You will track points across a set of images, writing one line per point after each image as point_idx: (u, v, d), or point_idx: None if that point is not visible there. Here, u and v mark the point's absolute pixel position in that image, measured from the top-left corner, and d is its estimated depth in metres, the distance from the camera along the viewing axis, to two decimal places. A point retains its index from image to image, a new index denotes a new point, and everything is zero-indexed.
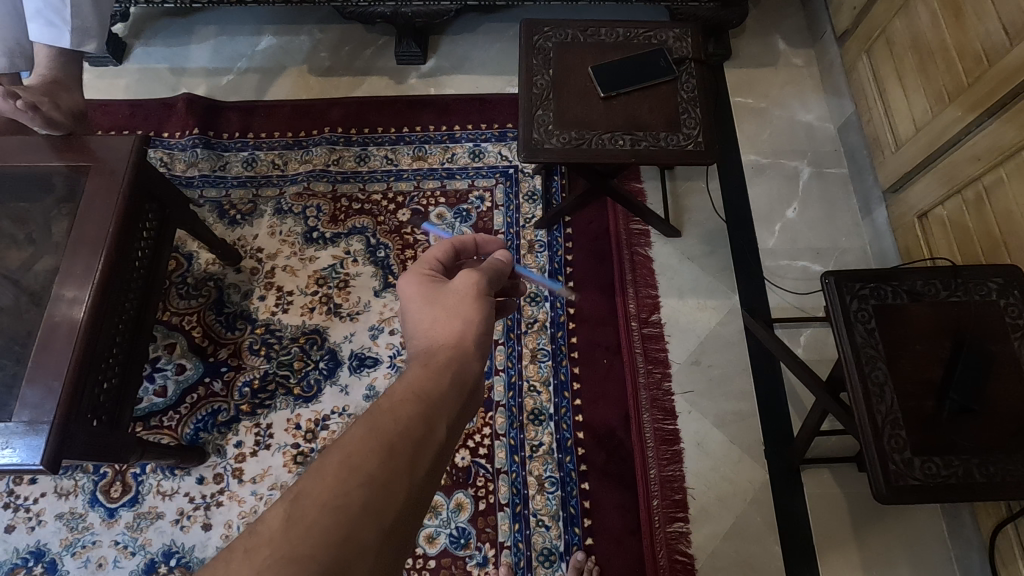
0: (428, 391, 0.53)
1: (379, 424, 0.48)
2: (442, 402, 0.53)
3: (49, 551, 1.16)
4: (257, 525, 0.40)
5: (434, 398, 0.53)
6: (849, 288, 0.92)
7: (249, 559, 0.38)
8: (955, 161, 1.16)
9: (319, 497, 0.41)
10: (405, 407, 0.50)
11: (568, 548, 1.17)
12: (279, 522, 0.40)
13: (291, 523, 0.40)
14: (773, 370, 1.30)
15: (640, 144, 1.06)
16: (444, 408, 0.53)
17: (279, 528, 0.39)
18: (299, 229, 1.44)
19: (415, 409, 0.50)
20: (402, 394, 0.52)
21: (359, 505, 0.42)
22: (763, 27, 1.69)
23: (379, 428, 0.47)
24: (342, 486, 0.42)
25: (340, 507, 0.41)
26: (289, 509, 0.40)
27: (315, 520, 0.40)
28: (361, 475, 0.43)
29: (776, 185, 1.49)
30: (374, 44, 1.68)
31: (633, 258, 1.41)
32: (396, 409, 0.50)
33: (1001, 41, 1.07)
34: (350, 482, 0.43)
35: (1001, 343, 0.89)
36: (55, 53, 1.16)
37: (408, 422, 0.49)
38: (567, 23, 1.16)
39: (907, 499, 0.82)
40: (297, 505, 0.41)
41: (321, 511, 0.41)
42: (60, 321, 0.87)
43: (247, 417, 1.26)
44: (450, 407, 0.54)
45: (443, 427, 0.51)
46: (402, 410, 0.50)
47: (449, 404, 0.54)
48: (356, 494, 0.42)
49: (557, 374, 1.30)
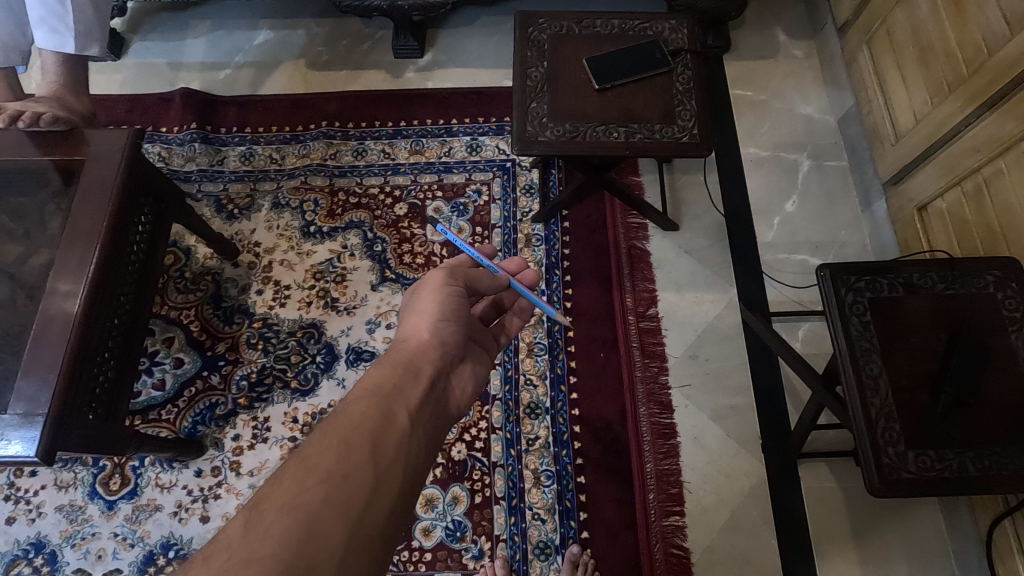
0: (382, 388, 0.57)
1: (334, 426, 0.51)
2: (395, 397, 0.57)
3: (49, 543, 1.17)
4: (217, 535, 0.41)
5: (389, 394, 0.57)
6: (845, 281, 0.91)
7: (206, 565, 0.38)
8: (954, 153, 1.15)
9: (278, 501, 0.43)
10: (359, 407, 0.54)
11: (563, 542, 1.17)
12: (239, 528, 0.41)
13: (250, 528, 0.41)
14: (770, 364, 1.30)
15: (635, 136, 1.05)
16: (400, 405, 0.56)
17: (239, 534, 0.41)
18: (297, 223, 1.44)
19: (370, 409, 0.54)
20: (356, 397, 0.56)
21: (318, 500, 0.44)
22: (764, 19, 1.68)
23: (334, 427, 0.51)
24: (302, 485, 0.44)
25: (299, 505, 0.43)
26: (249, 517, 0.42)
27: (273, 521, 0.42)
28: (318, 472, 0.46)
29: (775, 178, 1.48)
30: (371, 37, 1.68)
31: (630, 252, 1.40)
32: (352, 410, 0.53)
33: (1001, 31, 1.06)
34: (308, 480, 0.45)
35: (997, 336, 0.88)
36: (63, 60, 1.15)
37: (361, 419, 0.52)
38: (562, 15, 1.16)
39: (900, 493, 0.82)
40: (257, 509, 0.42)
41: (282, 512, 0.42)
42: (54, 314, 0.88)
43: (245, 410, 1.27)
44: (407, 404, 0.57)
45: (400, 418, 0.55)
46: (356, 412, 0.53)
47: (405, 400, 0.58)
48: (315, 491, 0.44)
49: (553, 367, 1.30)
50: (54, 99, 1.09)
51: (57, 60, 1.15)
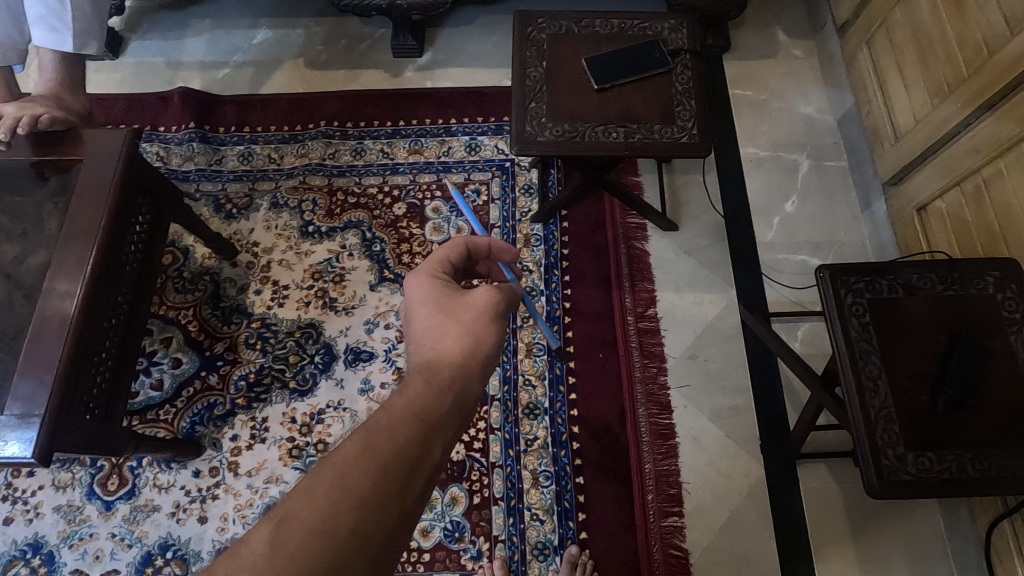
0: (428, 411, 0.52)
1: (376, 443, 0.47)
2: (439, 423, 0.52)
3: (47, 543, 1.17)
4: (240, 547, 0.40)
5: (433, 418, 0.52)
6: (844, 282, 0.91)
7: None
8: (954, 153, 1.15)
9: (306, 522, 0.41)
10: (403, 428, 0.49)
11: (562, 542, 1.17)
12: (263, 545, 0.40)
13: (275, 548, 0.40)
14: (770, 364, 1.30)
15: (635, 136, 1.05)
16: (441, 433, 0.52)
17: (262, 554, 0.39)
18: (295, 223, 1.44)
19: (414, 430, 0.50)
20: (401, 413, 0.51)
21: (347, 530, 0.42)
22: (764, 18, 1.67)
23: (376, 447, 0.47)
24: (331, 509, 0.42)
25: (328, 532, 0.41)
26: (274, 533, 0.40)
27: (301, 545, 0.40)
28: (352, 497, 0.43)
29: (775, 178, 1.47)
30: (370, 37, 1.68)
31: (630, 252, 1.40)
32: (394, 428, 0.49)
33: (1001, 30, 1.05)
34: (340, 504, 0.43)
35: (997, 337, 0.88)
36: (60, 57, 1.15)
37: (405, 443, 0.48)
38: (562, 15, 1.15)
39: (899, 494, 0.82)
40: (283, 528, 0.41)
41: (309, 535, 0.41)
42: (52, 314, 0.87)
43: (243, 410, 1.27)
44: (447, 432, 0.53)
45: (436, 450, 0.51)
46: (400, 431, 0.49)
47: (446, 428, 0.53)
48: (345, 518, 0.42)
49: (552, 367, 1.30)
50: (53, 99, 1.08)
51: (54, 58, 1.14)
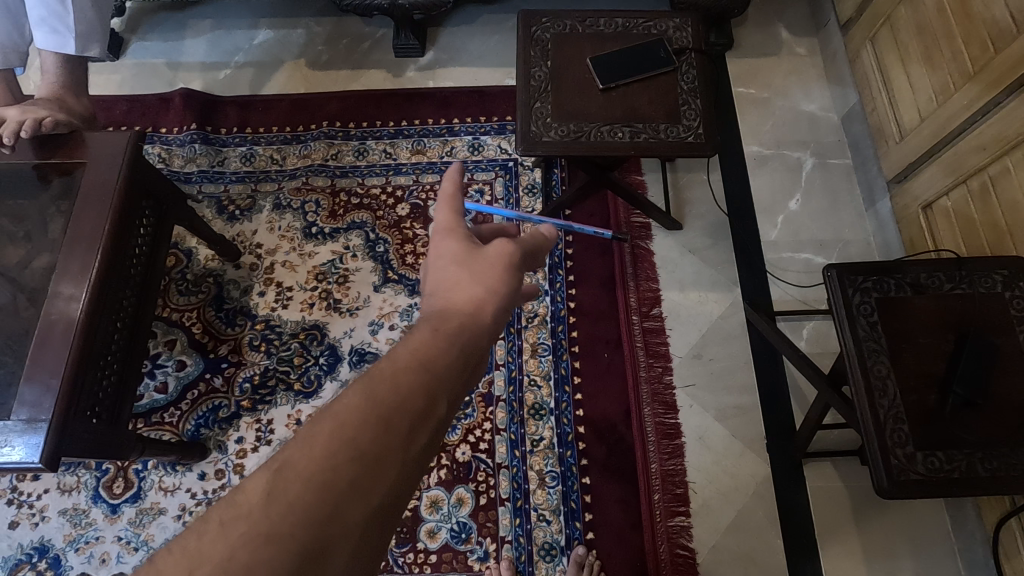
0: (437, 355, 0.44)
1: (379, 388, 0.40)
2: (452, 370, 0.44)
3: (53, 547, 1.16)
4: (235, 495, 0.35)
5: (446, 365, 0.44)
6: (852, 281, 0.91)
7: (221, 534, 0.33)
8: (960, 151, 1.15)
9: (301, 473, 0.35)
10: (408, 370, 0.42)
11: (569, 543, 1.17)
12: (256, 496, 0.34)
13: (269, 500, 0.34)
14: (775, 363, 1.30)
15: (640, 136, 1.04)
16: (454, 380, 0.44)
17: (257, 505, 0.34)
18: (298, 224, 1.44)
19: (423, 375, 0.42)
20: (408, 355, 0.43)
21: (347, 483, 0.36)
22: (766, 16, 1.67)
23: (380, 393, 0.40)
24: (329, 460, 0.36)
25: (323, 487, 0.35)
26: (270, 484, 0.35)
27: (293, 501, 0.34)
28: (352, 449, 0.37)
29: (779, 176, 1.47)
30: (372, 37, 1.67)
31: (634, 252, 1.40)
32: (399, 372, 0.41)
33: (1007, 27, 1.05)
34: (338, 456, 0.36)
35: (1005, 336, 0.88)
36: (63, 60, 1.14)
37: (411, 391, 0.41)
38: (566, 14, 1.15)
39: (909, 494, 0.81)
40: (277, 480, 0.35)
41: (305, 487, 0.35)
42: (57, 318, 0.87)
43: (248, 412, 1.27)
44: (460, 380, 0.45)
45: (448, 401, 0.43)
46: (407, 376, 0.41)
47: (461, 376, 0.45)
48: (344, 470, 0.36)
49: (557, 367, 1.30)
50: (56, 102, 1.08)
51: (57, 60, 1.14)
